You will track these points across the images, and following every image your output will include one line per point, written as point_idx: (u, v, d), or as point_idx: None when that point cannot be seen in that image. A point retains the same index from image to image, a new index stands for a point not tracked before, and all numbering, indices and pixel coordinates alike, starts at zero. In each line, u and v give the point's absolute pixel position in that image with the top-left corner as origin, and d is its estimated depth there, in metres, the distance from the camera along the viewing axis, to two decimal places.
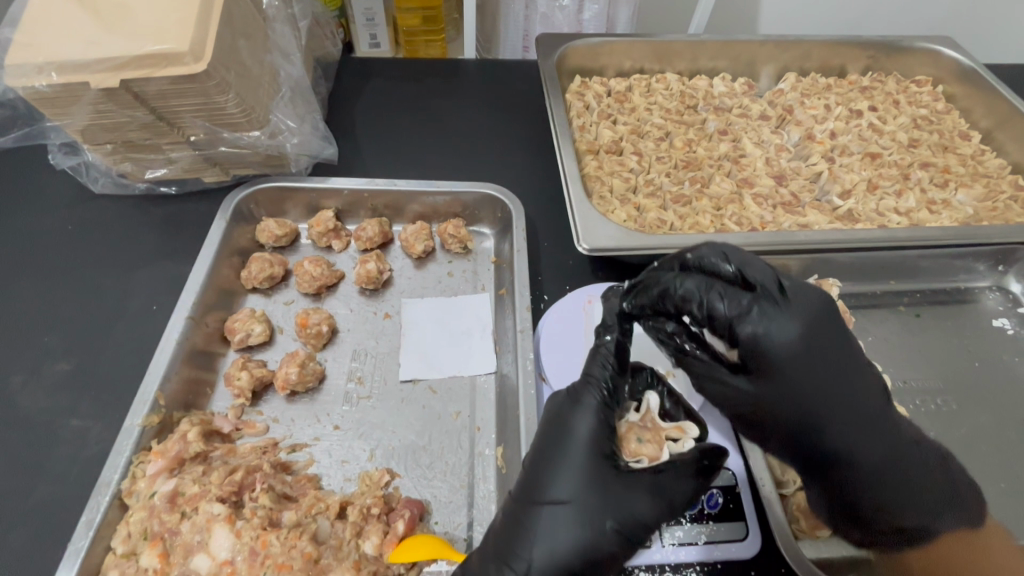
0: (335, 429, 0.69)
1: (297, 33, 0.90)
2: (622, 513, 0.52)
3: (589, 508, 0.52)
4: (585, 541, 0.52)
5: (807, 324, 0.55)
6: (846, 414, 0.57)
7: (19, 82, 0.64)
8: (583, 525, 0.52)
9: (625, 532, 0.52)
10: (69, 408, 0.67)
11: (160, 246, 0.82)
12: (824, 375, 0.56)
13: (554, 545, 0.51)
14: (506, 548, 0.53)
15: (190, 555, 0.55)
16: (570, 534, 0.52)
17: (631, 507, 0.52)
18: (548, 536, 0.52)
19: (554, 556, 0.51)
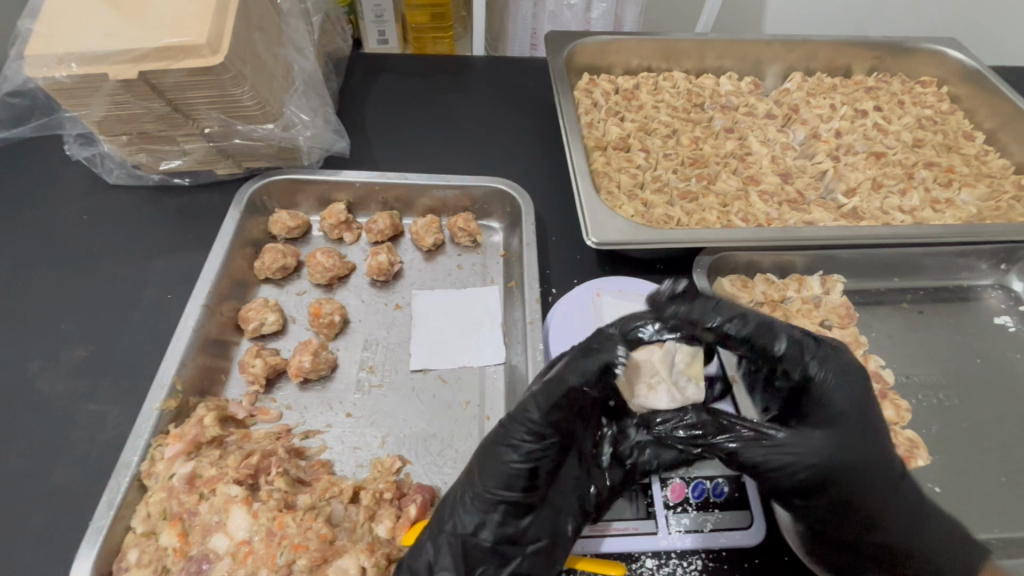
0: (347, 417, 0.71)
1: (310, 27, 0.91)
2: (524, 425, 0.55)
3: (503, 426, 0.56)
4: (504, 459, 0.54)
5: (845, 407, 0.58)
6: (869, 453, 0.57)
7: (39, 72, 0.65)
8: (499, 443, 0.55)
9: (533, 448, 0.54)
10: (88, 393, 0.68)
11: (174, 237, 0.83)
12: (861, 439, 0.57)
13: (480, 462, 0.55)
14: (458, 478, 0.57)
15: (209, 534, 0.56)
16: (491, 452, 0.55)
17: (526, 417, 0.55)
18: (478, 459, 0.56)
19: (483, 474, 0.55)
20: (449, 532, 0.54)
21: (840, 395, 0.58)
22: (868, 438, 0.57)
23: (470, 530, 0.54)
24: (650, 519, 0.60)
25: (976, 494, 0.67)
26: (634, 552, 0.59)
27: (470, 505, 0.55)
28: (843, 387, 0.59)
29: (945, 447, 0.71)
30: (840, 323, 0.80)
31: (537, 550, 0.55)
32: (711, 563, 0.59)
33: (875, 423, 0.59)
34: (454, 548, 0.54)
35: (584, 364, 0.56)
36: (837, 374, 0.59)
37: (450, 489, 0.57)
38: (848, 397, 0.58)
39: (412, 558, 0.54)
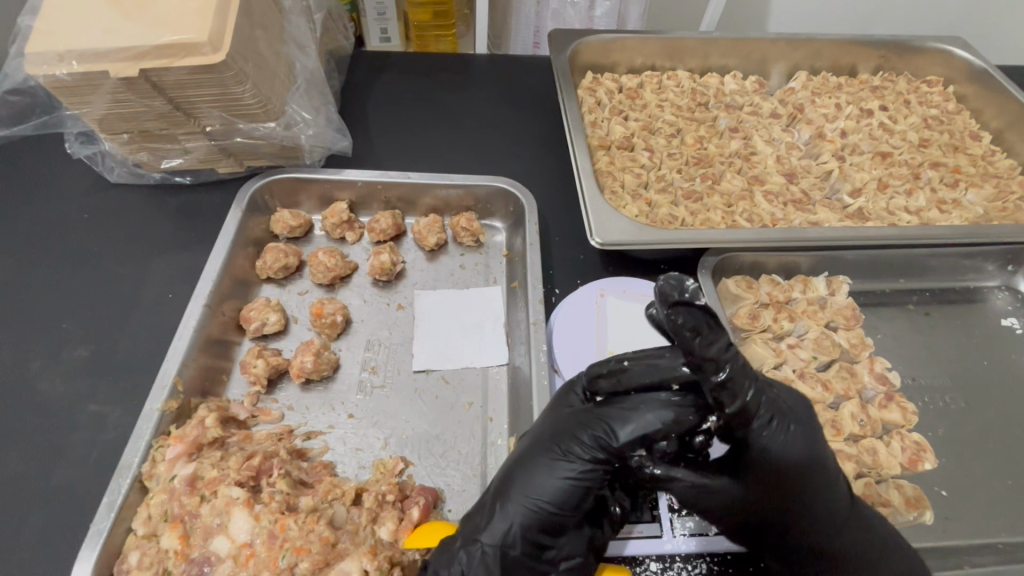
0: (349, 418, 0.70)
1: (312, 25, 0.91)
2: (587, 441, 0.53)
3: (562, 439, 0.54)
4: (559, 473, 0.53)
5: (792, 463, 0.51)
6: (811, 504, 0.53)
7: (41, 70, 0.65)
8: (557, 457, 0.54)
9: (590, 467, 0.53)
10: (89, 393, 0.68)
11: (176, 236, 0.83)
12: (793, 497, 0.53)
13: (532, 472, 0.54)
14: (499, 484, 0.55)
15: (210, 536, 0.55)
16: (545, 464, 0.54)
17: (592, 433, 0.53)
18: (530, 468, 0.54)
19: (532, 485, 0.53)
20: (485, 542, 0.52)
21: (784, 462, 0.51)
22: (806, 496, 0.53)
23: (509, 542, 0.52)
24: (654, 522, 0.60)
25: (983, 499, 0.67)
26: (639, 555, 0.58)
27: (513, 516, 0.53)
28: (790, 450, 0.51)
29: (951, 451, 0.70)
30: (846, 325, 0.79)
31: (568, 568, 0.53)
32: (716, 566, 0.58)
33: (820, 484, 0.53)
34: (488, 561, 0.51)
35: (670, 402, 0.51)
36: (783, 437, 0.51)
37: (489, 493, 0.55)
38: (795, 461, 0.51)
39: (444, 565, 0.52)
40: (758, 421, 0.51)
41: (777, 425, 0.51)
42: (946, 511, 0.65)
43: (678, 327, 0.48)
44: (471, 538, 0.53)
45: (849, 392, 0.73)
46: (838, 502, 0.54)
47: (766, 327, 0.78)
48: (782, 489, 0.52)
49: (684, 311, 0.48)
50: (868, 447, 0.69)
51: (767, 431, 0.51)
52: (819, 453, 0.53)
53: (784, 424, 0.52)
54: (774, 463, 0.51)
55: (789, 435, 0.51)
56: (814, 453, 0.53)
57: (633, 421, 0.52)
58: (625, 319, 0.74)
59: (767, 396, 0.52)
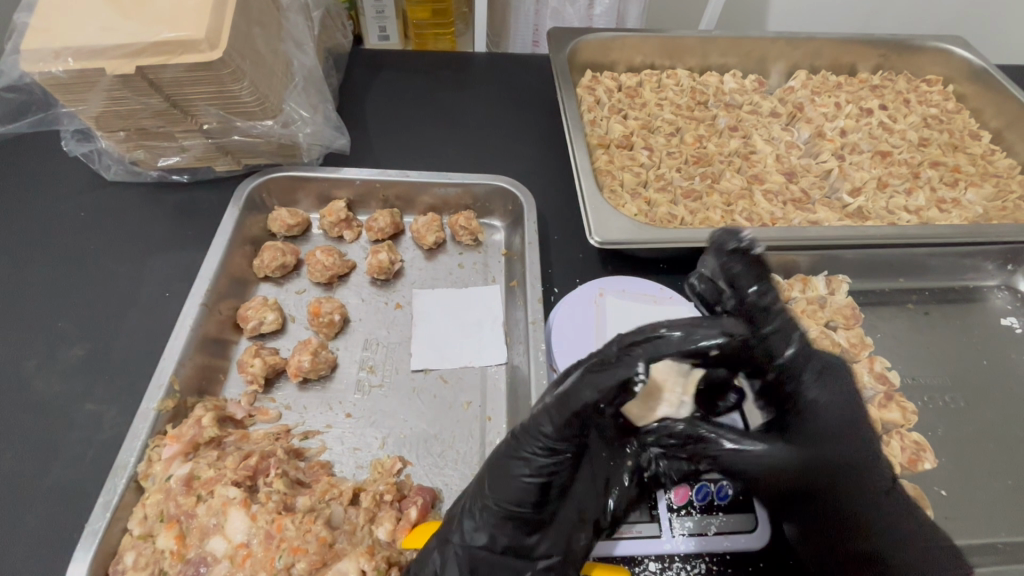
0: (347, 417, 0.70)
1: (311, 22, 0.90)
2: (535, 436, 0.51)
3: (515, 436, 0.53)
4: (513, 473, 0.51)
5: (835, 418, 0.58)
6: (855, 464, 0.57)
7: (36, 67, 0.64)
8: (511, 456, 0.52)
9: (546, 463, 0.51)
10: (84, 392, 0.67)
11: (172, 234, 0.82)
12: (839, 456, 0.57)
13: (490, 475, 0.53)
14: (465, 490, 0.54)
15: (206, 537, 0.55)
16: (502, 466, 0.52)
17: (538, 426, 0.51)
18: (488, 472, 0.53)
19: (492, 488, 0.52)
20: (456, 544, 0.53)
21: (831, 415, 0.58)
22: (854, 456, 0.57)
23: (478, 545, 0.52)
24: (653, 523, 0.59)
25: (983, 499, 0.66)
26: (637, 556, 0.58)
27: (479, 518, 0.52)
28: (834, 405, 0.58)
29: (951, 450, 0.70)
30: (845, 324, 0.79)
31: (547, 567, 0.53)
32: (715, 565, 0.58)
33: (865, 446, 0.58)
34: (461, 562, 0.52)
35: (597, 378, 0.48)
36: (828, 393, 0.59)
37: (459, 498, 0.55)
38: (837, 416, 0.58)
39: (417, 569, 0.53)
40: (806, 374, 0.59)
41: (823, 380, 0.59)
42: (947, 511, 0.65)
43: (726, 288, 0.55)
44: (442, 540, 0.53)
45: None
46: (880, 467, 0.57)
47: None
48: (831, 446, 0.57)
49: (737, 264, 0.61)
50: None
51: (815, 386, 0.59)
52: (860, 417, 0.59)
53: (829, 384, 0.59)
54: (821, 415, 0.58)
55: (830, 394, 0.59)
56: (856, 413, 0.59)
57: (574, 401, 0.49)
58: (624, 318, 0.74)
59: (812, 356, 0.61)
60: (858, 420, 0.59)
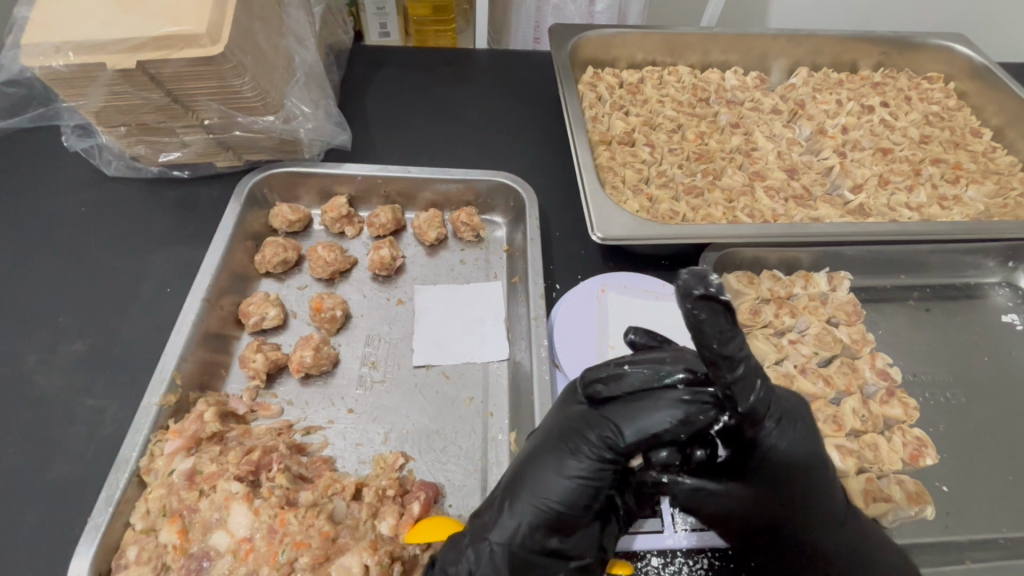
0: (349, 413, 0.70)
1: (312, 18, 0.90)
2: (596, 440, 0.52)
3: (570, 437, 0.54)
4: (568, 473, 0.53)
5: (794, 466, 0.51)
6: (811, 505, 0.53)
7: (37, 62, 0.64)
8: (564, 456, 0.53)
9: (598, 468, 0.52)
10: (86, 386, 0.67)
11: (173, 230, 0.82)
12: (795, 498, 0.53)
13: (541, 472, 0.53)
14: (505, 486, 0.55)
15: (209, 531, 0.55)
16: (551, 463, 0.53)
17: (601, 431, 0.52)
18: (537, 468, 0.54)
19: (539, 484, 0.53)
20: (494, 541, 0.52)
21: (792, 462, 0.51)
22: (810, 495, 0.53)
23: (518, 542, 0.52)
24: (655, 518, 0.60)
25: (984, 495, 0.66)
26: (640, 551, 0.58)
27: (522, 515, 0.52)
28: (796, 451, 0.51)
29: (951, 446, 0.70)
30: (847, 320, 0.79)
31: (579, 566, 0.53)
32: (717, 561, 0.58)
33: (820, 485, 0.53)
34: (496, 560, 0.51)
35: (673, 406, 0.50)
36: (790, 438, 0.51)
37: (495, 494, 0.55)
38: (799, 460, 0.51)
39: (451, 562, 0.53)
40: (764, 423, 0.50)
41: (783, 425, 0.51)
42: (948, 507, 0.65)
43: (697, 324, 0.44)
44: (476, 540, 0.52)
45: (850, 387, 0.74)
46: (835, 503, 0.54)
47: (767, 323, 0.78)
48: (784, 493, 0.52)
49: (706, 307, 0.44)
50: (870, 442, 0.68)
51: (776, 434, 0.51)
52: (819, 454, 0.53)
53: (790, 424, 0.52)
54: (779, 464, 0.51)
55: (793, 440, 0.51)
56: (814, 452, 0.52)
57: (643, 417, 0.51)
58: (627, 314, 0.74)
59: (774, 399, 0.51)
60: (816, 458, 0.53)
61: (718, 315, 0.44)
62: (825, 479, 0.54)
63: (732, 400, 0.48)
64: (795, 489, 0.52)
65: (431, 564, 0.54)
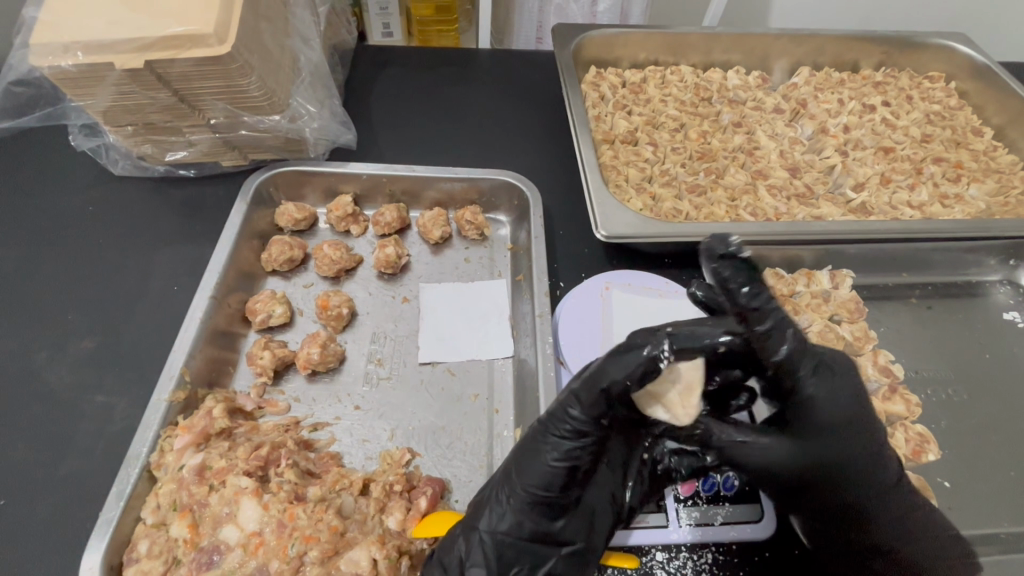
0: (356, 409, 0.70)
1: (317, 18, 0.90)
2: (563, 417, 0.52)
3: (542, 421, 0.54)
4: (541, 456, 0.53)
5: (836, 416, 0.56)
6: (857, 460, 0.56)
7: (46, 62, 0.65)
8: (538, 441, 0.53)
9: (573, 447, 0.52)
10: (95, 383, 0.68)
11: (180, 229, 0.83)
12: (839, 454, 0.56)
13: (519, 458, 0.54)
14: (490, 480, 0.55)
15: (219, 525, 0.56)
16: (528, 451, 0.53)
17: (565, 409, 0.52)
18: (516, 455, 0.54)
19: (518, 472, 0.53)
20: (483, 531, 0.53)
21: (833, 412, 0.56)
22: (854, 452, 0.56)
23: (505, 530, 0.52)
24: (660, 513, 0.60)
25: (986, 490, 0.67)
26: (644, 545, 0.59)
27: (507, 503, 0.53)
28: (836, 400, 0.56)
29: (954, 442, 0.71)
30: (850, 318, 0.79)
31: (572, 552, 0.52)
32: (721, 556, 0.59)
33: (863, 441, 0.56)
34: (486, 548, 0.52)
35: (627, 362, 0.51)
36: (829, 387, 0.57)
37: (486, 486, 0.56)
38: (839, 410, 0.56)
39: (446, 551, 0.54)
40: (804, 372, 0.56)
41: (821, 374, 0.57)
42: (950, 502, 0.66)
43: (724, 278, 0.58)
44: (467, 531, 0.54)
45: None
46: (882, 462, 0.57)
47: None
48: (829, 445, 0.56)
49: (729, 265, 0.59)
50: None
51: (812, 381, 0.56)
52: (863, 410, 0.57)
53: (830, 375, 0.57)
54: (823, 413, 0.56)
55: (833, 389, 0.57)
56: (859, 405, 0.57)
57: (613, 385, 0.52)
58: (631, 310, 0.75)
59: (810, 350, 0.57)
60: (861, 413, 0.57)
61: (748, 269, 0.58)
62: (869, 436, 0.57)
63: (769, 352, 0.56)
64: (839, 440, 0.56)
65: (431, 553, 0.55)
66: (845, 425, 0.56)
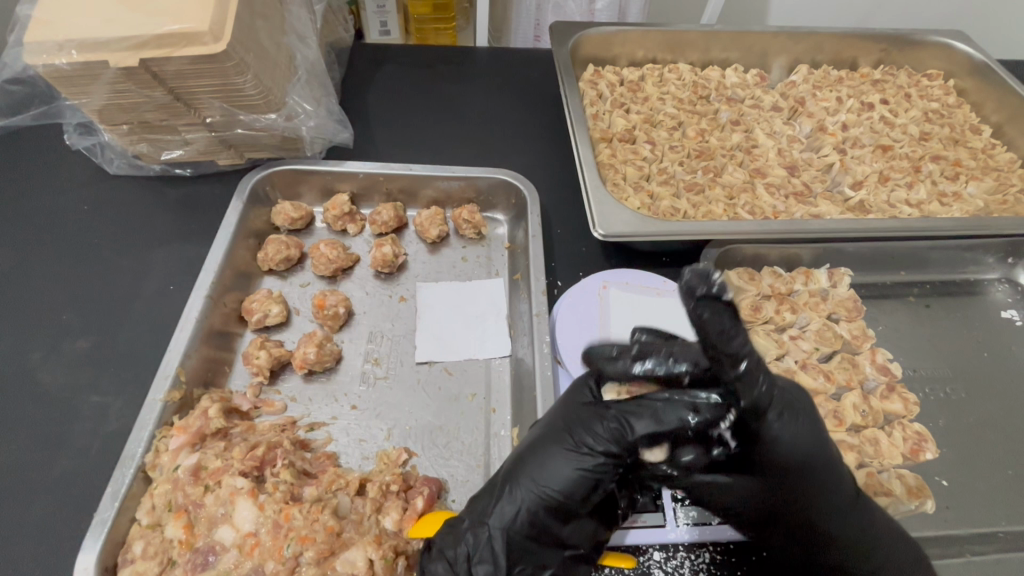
0: (352, 409, 0.70)
1: (313, 16, 0.90)
2: (603, 436, 0.54)
3: (576, 428, 0.55)
4: (569, 462, 0.53)
5: (802, 457, 0.53)
6: (818, 494, 0.54)
7: (40, 60, 0.64)
8: (567, 445, 0.54)
9: (601, 461, 0.53)
10: (90, 384, 0.68)
11: (176, 228, 0.82)
12: (800, 489, 0.54)
13: (544, 460, 0.54)
14: (507, 471, 0.55)
15: (215, 526, 0.55)
16: (555, 452, 0.54)
17: (610, 426, 0.54)
18: (540, 455, 0.54)
19: (542, 471, 0.53)
20: (493, 526, 0.52)
21: (795, 452, 0.53)
22: (815, 487, 0.54)
23: (515, 528, 0.52)
24: (658, 513, 0.60)
25: (984, 489, 0.67)
26: (642, 545, 0.59)
27: (522, 501, 0.53)
28: (801, 441, 0.53)
29: (951, 440, 0.71)
30: (848, 316, 0.79)
31: (573, 556, 0.53)
32: (719, 556, 0.58)
33: (825, 475, 0.54)
34: (495, 544, 0.52)
35: (679, 412, 0.54)
36: (793, 429, 0.53)
37: (496, 480, 0.55)
38: (803, 450, 0.53)
39: (449, 545, 0.53)
40: (767, 416, 0.53)
41: (786, 418, 0.53)
42: (948, 500, 0.66)
43: (701, 320, 0.53)
44: (476, 525, 0.53)
45: (851, 382, 0.74)
46: (844, 492, 0.55)
47: (768, 318, 0.78)
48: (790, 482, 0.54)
49: (707, 307, 0.53)
50: (870, 437, 0.69)
51: (777, 425, 0.53)
52: (826, 447, 0.54)
53: (794, 416, 0.53)
54: (785, 456, 0.53)
55: (801, 430, 0.53)
56: (819, 441, 0.53)
57: (640, 415, 0.54)
58: (628, 309, 0.74)
59: (777, 391, 0.54)
60: (822, 449, 0.53)
61: (717, 309, 0.53)
62: (832, 470, 0.54)
63: (738, 394, 0.53)
64: (801, 479, 0.53)
65: (428, 549, 0.54)
66: (807, 465, 0.53)
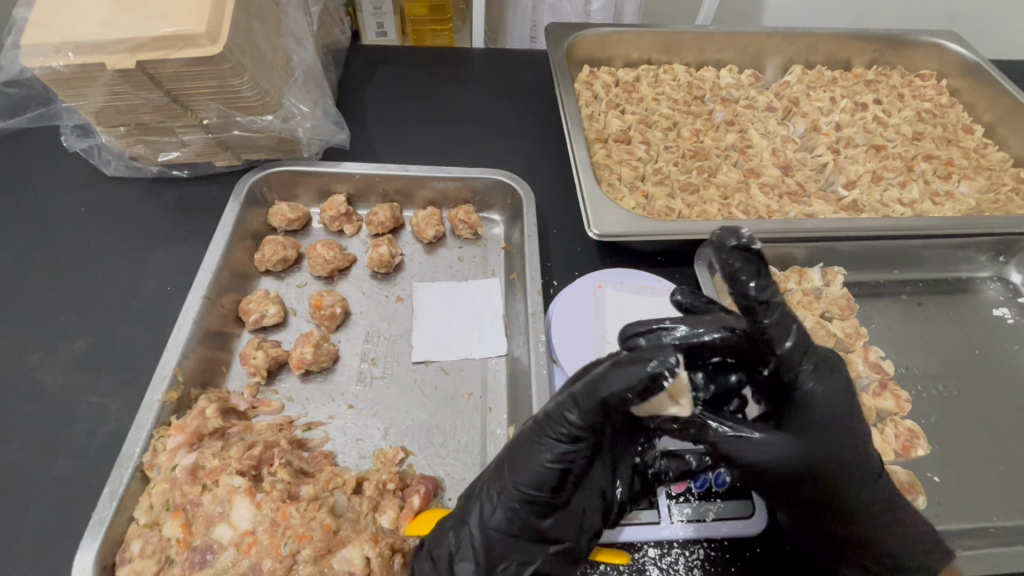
0: (350, 408, 0.71)
1: (309, 17, 0.90)
2: (561, 421, 0.53)
3: (539, 421, 0.55)
4: (538, 456, 0.53)
5: (831, 413, 0.59)
6: (847, 448, 0.58)
7: (37, 62, 0.65)
8: (534, 440, 0.54)
9: (566, 449, 0.53)
10: (87, 385, 0.68)
11: (173, 229, 0.83)
12: (835, 443, 0.58)
13: (514, 456, 0.54)
14: (487, 473, 0.56)
15: (212, 525, 0.56)
16: (524, 447, 0.54)
17: (565, 411, 0.53)
18: (512, 452, 0.55)
19: (513, 468, 0.54)
20: (472, 525, 0.54)
21: (827, 407, 0.59)
22: (845, 442, 0.58)
23: (494, 526, 0.53)
24: (652, 509, 0.60)
25: (975, 484, 0.68)
26: (636, 542, 0.59)
27: (498, 499, 0.53)
28: (832, 397, 0.60)
29: (943, 437, 0.72)
30: (841, 314, 0.80)
31: (561, 551, 0.54)
32: (713, 552, 0.59)
33: (851, 431, 0.59)
34: (476, 543, 0.53)
35: (627, 372, 0.51)
36: (826, 383, 0.60)
37: (478, 481, 0.57)
38: (834, 405, 0.59)
39: (436, 545, 0.55)
40: (802, 366, 0.61)
41: (818, 373, 0.61)
42: (939, 497, 0.66)
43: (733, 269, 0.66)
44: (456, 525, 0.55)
45: None
46: (867, 456, 0.58)
47: None
48: (827, 436, 0.58)
49: (738, 254, 0.67)
50: None
51: (810, 378, 0.60)
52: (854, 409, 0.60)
53: (825, 373, 0.61)
54: (820, 409, 0.59)
55: (829, 388, 0.60)
56: (850, 404, 0.60)
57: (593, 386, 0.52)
58: (623, 309, 0.75)
59: (810, 348, 0.62)
60: (852, 411, 0.60)
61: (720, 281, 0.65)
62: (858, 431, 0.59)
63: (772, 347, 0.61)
64: (831, 432, 0.58)
65: (421, 549, 0.56)
66: (835, 421, 0.59)
